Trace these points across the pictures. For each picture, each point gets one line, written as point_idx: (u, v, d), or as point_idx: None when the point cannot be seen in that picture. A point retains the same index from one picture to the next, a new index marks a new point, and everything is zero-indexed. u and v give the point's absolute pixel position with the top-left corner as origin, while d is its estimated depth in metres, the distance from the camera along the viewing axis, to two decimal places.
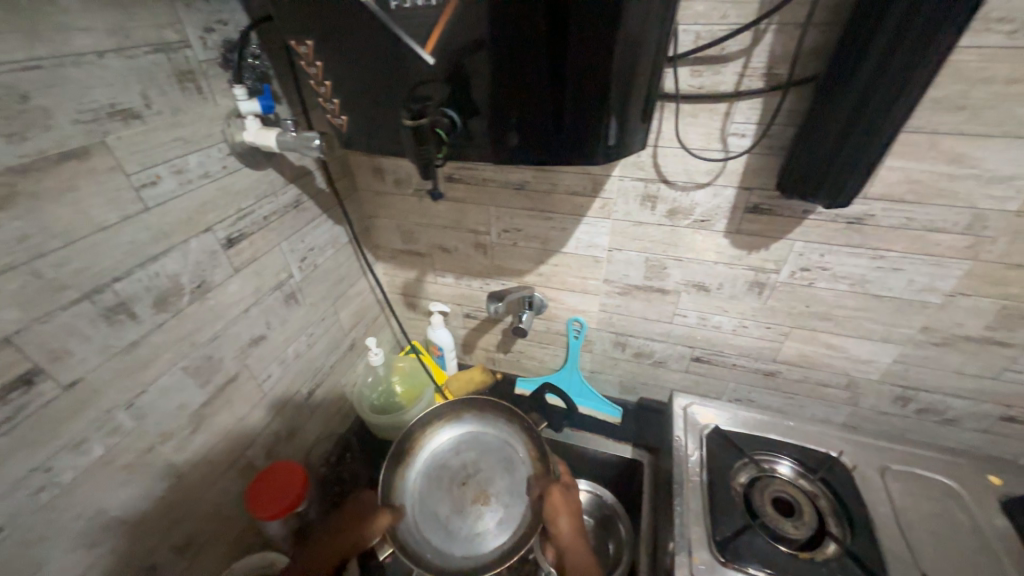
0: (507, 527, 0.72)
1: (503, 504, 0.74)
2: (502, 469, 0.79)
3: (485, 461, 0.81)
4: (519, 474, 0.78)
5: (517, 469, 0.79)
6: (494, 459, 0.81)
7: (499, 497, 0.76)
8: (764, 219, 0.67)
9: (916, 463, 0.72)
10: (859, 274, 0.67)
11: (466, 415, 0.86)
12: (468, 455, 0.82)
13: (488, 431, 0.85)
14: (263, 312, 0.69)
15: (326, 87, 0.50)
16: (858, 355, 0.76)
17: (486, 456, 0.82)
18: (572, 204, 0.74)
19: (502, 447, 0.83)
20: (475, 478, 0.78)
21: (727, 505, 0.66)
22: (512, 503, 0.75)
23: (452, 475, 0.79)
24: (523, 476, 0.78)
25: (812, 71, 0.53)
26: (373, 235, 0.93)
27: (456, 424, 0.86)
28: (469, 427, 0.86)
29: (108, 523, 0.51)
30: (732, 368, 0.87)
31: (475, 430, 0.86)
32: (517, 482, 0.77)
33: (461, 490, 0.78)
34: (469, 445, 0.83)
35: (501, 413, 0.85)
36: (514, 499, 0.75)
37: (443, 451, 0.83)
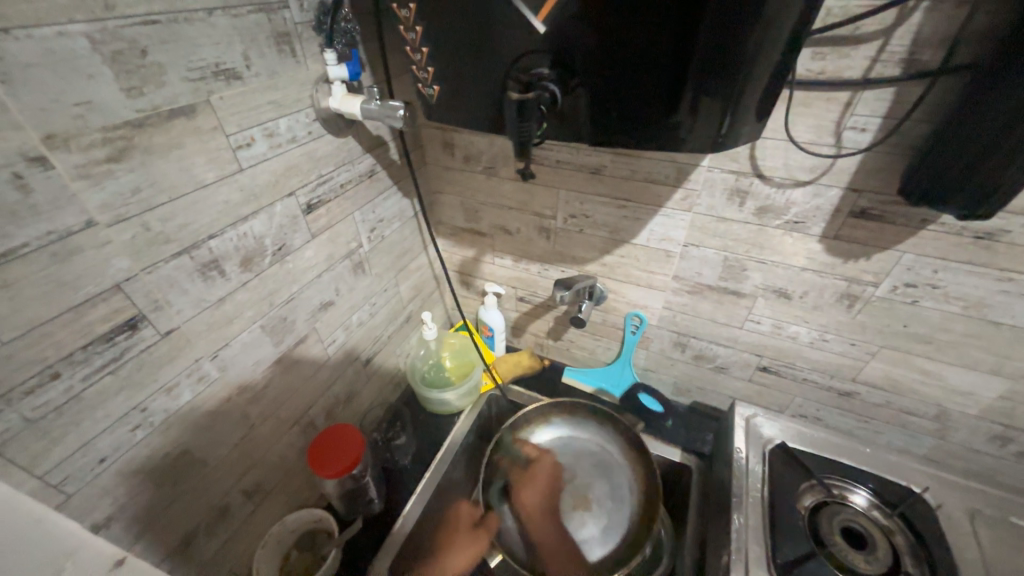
0: (614, 533, 0.73)
1: (606, 509, 0.76)
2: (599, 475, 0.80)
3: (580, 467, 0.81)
4: (616, 480, 0.79)
5: (613, 472, 0.80)
6: (587, 464, 0.82)
7: (599, 503, 0.77)
8: (870, 226, 0.60)
9: (1013, 511, 0.65)
10: (977, 296, 0.60)
11: (556, 419, 0.87)
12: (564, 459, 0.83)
13: (579, 436, 0.86)
14: (333, 278, 0.71)
15: (421, 54, 0.48)
16: (957, 386, 0.69)
17: (581, 460, 0.83)
18: (650, 193, 0.70)
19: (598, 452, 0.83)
20: (577, 481, 0.79)
21: (791, 528, 0.62)
22: (613, 507, 0.76)
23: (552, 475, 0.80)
24: (621, 482, 0.79)
25: (969, 58, 0.46)
26: (437, 210, 0.93)
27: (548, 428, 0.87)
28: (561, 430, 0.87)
29: (191, 463, 0.55)
30: (802, 382, 0.81)
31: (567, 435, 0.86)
32: (615, 487, 0.78)
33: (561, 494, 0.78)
34: (565, 449, 0.84)
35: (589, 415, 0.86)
36: (616, 502, 0.77)
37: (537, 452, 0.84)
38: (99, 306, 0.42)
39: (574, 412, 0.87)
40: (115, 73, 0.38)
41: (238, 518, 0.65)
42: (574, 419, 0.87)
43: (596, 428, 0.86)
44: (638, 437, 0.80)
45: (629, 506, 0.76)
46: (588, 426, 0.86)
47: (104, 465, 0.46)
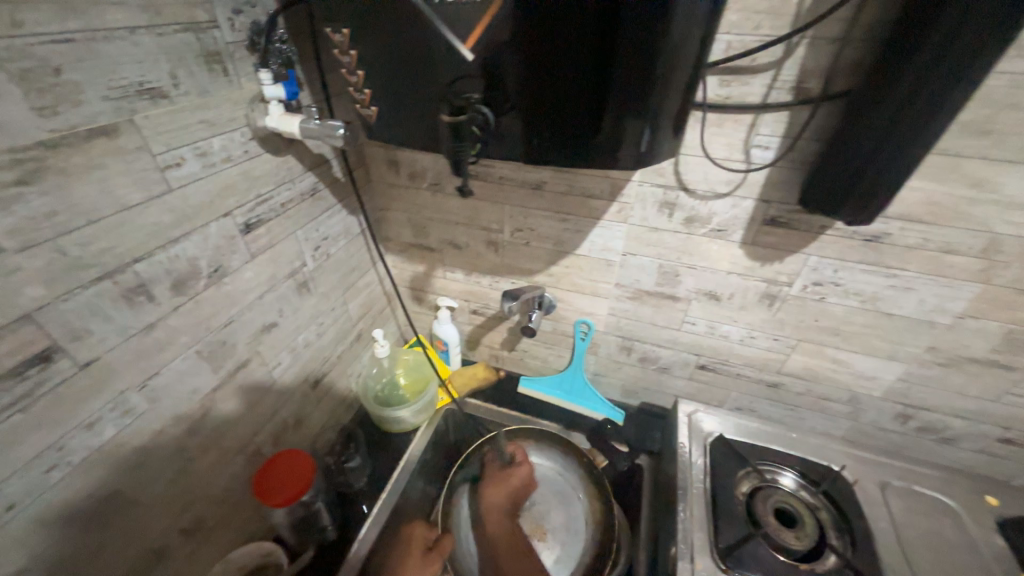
0: (565, 564, 0.75)
1: (561, 541, 0.78)
2: (558, 505, 0.83)
3: (540, 498, 0.84)
4: (574, 511, 0.82)
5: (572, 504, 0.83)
6: (548, 493, 0.85)
7: (555, 533, 0.79)
8: (780, 232, 0.67)
9: (916, 480, 0.73)
10: (871, 291, 0.68)
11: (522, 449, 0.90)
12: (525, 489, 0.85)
13: (543, 466, 0.88)
14: (276, 299, 0.69)
15: (358, 77, 0.49)
16: (863, 371, 0.77)
17: (542, 489, 0.85)
18: (588, 207, 0.75)
19: (560, 482, 0.86)
20: (535, 509, 0.83)
21: (730, 513, 0.67)
22: (567, 538, 0.79)
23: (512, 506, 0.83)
24: (577, 513, 0.82)
25: (843, 86, 0.53)
26: (384, 227, 0.93)
27: None
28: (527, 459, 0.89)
29: (118, 504, 0.51)
30: (736, 377, 0.88)
31: (532, 464, 0.89)
32: (571, 517, 0.81)
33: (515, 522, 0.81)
34: None
35: (556, 444, 0.88)
36: (570, 533, 0.79)
37: None
38: (5, 339, 0.39)
39: (540, 442, 0.90)
40: (24, 91, 0.37)
41: (175, 561, 0.60)
42: (538, 448, 0.90)
43: (558, 457, 0.88)
44: (596, 468, 0.83)
45: (582, 537, 0.79)
46: (552, 456, 0.89)
47: (13, 513, 0.42)
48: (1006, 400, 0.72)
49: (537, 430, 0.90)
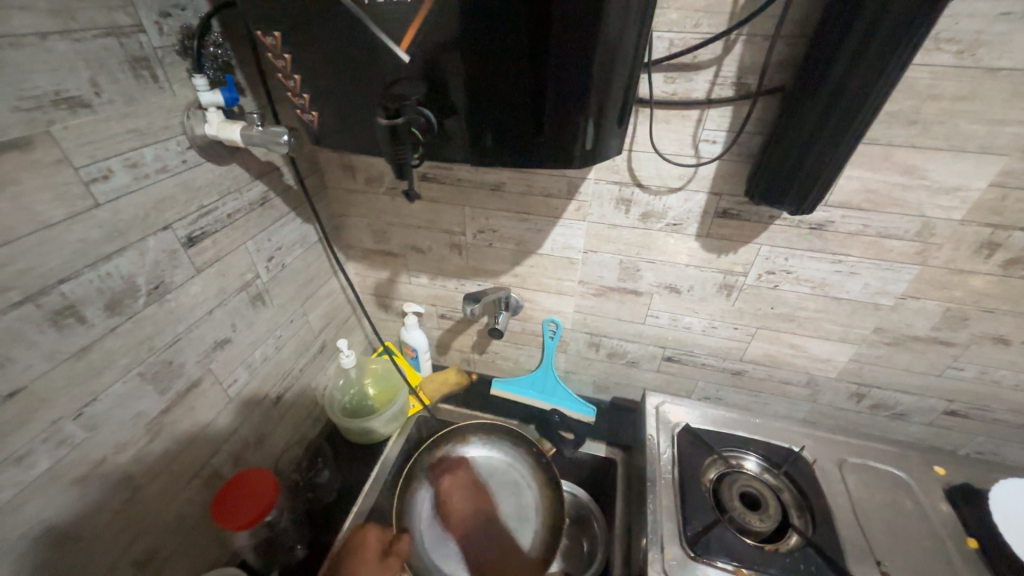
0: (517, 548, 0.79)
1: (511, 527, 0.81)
2: (507, 494, 0.85)
3: (491, 487, 0.86)
4: (524, 499, 0.84)
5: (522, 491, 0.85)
6: (498, 483, 0.87)
7: (506, 520, 0.82)
8: (733, 224, 0.69)
9: (870, 455, 0.76)
10: (820, 277, 0.71)
11: (473, 442, 0.90)
12: (478, 480, 0.87)
13: (493, 457, 0.89)
14: (228, 314, 0.66)
15: (295, 81, 0.47)
16: (818, 354, 0.80)
17: (495, 479, 0.87)
18: (547, 205, 0.75)
19: (508, 472, 0.87)
20: (487, 498, 0.85)
21: (698, 501, 0.68)
22: (517, 526, 0.82)
23: (465, 497, 0.85)
24: (528, 501, 0.84)
25: (779, 82, 0.55)
26: (344, 233, 0.91)
27: (463, 451, 0.89)
28: (476, 451, 0.90)
29: (56, 541, 0.48)
30: (701, 367, 0.90)
31: (482, 456, 0.89)
32: (521, 506, 0.84)
33: (468, 512, 0.83)
34: (477, 470, 0.88)
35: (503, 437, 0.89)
36: (520, 521, 0.82)
37: (449, 475, 0.87)
38: None
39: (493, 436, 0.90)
40: None
41: None
42: (491, 441, 0.90)
43: (509, 449, 0.89)
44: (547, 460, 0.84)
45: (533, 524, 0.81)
46: (505, 448, 0.89)
47: None
48: (948, 374, 0.76)
49: (506, 434, 0.89)
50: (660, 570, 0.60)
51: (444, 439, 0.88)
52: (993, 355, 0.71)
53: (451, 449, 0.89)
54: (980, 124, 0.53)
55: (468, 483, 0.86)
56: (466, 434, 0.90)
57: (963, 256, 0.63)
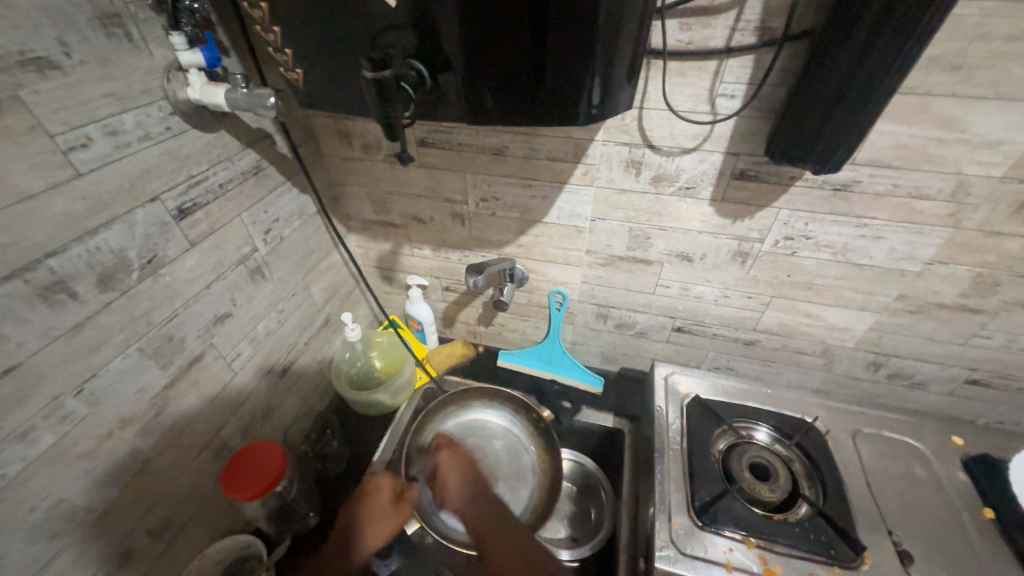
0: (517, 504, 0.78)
1: (511, 487, 0.81)
2: (506, 455, 0.85)
3: (490, 448, 0.86)
4: (522, 461, 0.84)
5: (521, 453, 0.85)
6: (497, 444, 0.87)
7: (506, 480, 0.82)
8: (750, 186, 0.65)
9: (885, 426, 0.74)
10: (842, 242, 0.67)
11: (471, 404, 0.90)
12: (477, 439, 0.87)
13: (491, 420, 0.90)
14: (227, 288, 0.65)
15: (275, 34, 0.44)
16: (835, 323, 0.77)
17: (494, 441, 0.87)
18: (552, 170, 0.71)
19: (506, 435, 0.88)
20: (488, 458, 0.84)
21: (707, 471, 0.67)
22: (516, 483, 0.82)
23: (466, 457, 0.84)
24: (527, 461, 0.84)
25: (807, 26, 0.50)
26: (343, 204, 0.88)
27: (462, 412, 0.90)
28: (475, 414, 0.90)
29: (69, 513, 0.49)
30: (712, 338, 0.87)
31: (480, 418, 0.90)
32: (520, 466, 0.84)
33: None
34: (476, 432, 0.88)
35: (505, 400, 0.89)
36: (520, 478, 0.82)
37: (450, 435, 0.87)
38: None
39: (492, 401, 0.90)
40: None
41: (145, 561, 0.59)
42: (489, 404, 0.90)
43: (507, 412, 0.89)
44: (547, 424, 0.84)
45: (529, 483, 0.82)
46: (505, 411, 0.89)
47: None
48: (974, 343, 0.73)
49: (507, 400, 0.89)
50: (667, 539, 0.60)
51: (449, 400, 0.88)
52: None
53: (452, 410, 0.89)
54: None
55: (468, 444, 0.86)
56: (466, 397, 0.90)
57: (1000, 217, 0.59)
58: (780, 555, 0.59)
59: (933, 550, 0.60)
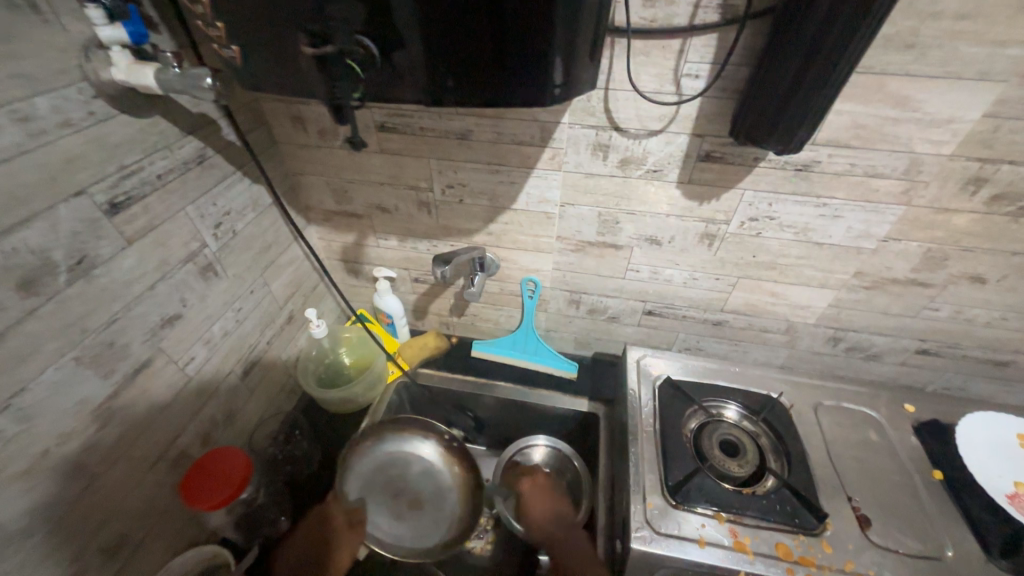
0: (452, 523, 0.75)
1: (439, 506, 0.77)
2: (427, 476, 0.79)
3: (408, 472, 0.79)
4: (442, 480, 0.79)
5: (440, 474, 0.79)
6: (414, 468, 0.80)
7: (431, 499, 0.77)
8: (716, 168, 0.65)
9: (844, 397, 0.78)
10: (803, 222, 0.68)
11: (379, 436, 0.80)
12: (392, 468, 0.79)
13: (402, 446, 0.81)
14: (174, 287, 0.60)
15: (205, 6, 0.40)
16: (798, 301, 0.79)
17: (411, 468, 0.79)
18: (518, 155, 0.69)
19: (420, 458, 0.80)
20: (406, 487, 0.77)
21: (679, 451, 0.68)
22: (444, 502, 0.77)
23: (383, 489, 0.76)
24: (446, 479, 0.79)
25: (768, 4, 0.50)
26: (301, 195, 0.84)
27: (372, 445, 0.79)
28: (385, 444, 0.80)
29: (3, 539, 0.45)
30: (682, 319, 0.88)
31: (390, 447, 0.80)
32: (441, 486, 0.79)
33: (396, 500, 0.76)
34: (389, 461, 0.79)
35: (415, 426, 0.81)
36: (443, 501, 0.77)
37: (365, 470, 0.77)
38: None
39: (404, 430, 0.81)
40: None
41: None
42: (400, 435, 0.81)
43: (419, 439, 0.81)
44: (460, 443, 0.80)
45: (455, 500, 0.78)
46: (418, 439, 0.81)
47: None
48: (923, 315, 0.76)
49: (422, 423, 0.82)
50: (642, 519, 0.61)
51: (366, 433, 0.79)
52: (968, 294, 0.72)
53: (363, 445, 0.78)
54: (981, 47, 0.49)
55: (382, 476, 0.78)
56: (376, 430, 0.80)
57: (949, 194, 0.61)
58: (749, 527, 0.60)
59: (890, 512, 0.63)
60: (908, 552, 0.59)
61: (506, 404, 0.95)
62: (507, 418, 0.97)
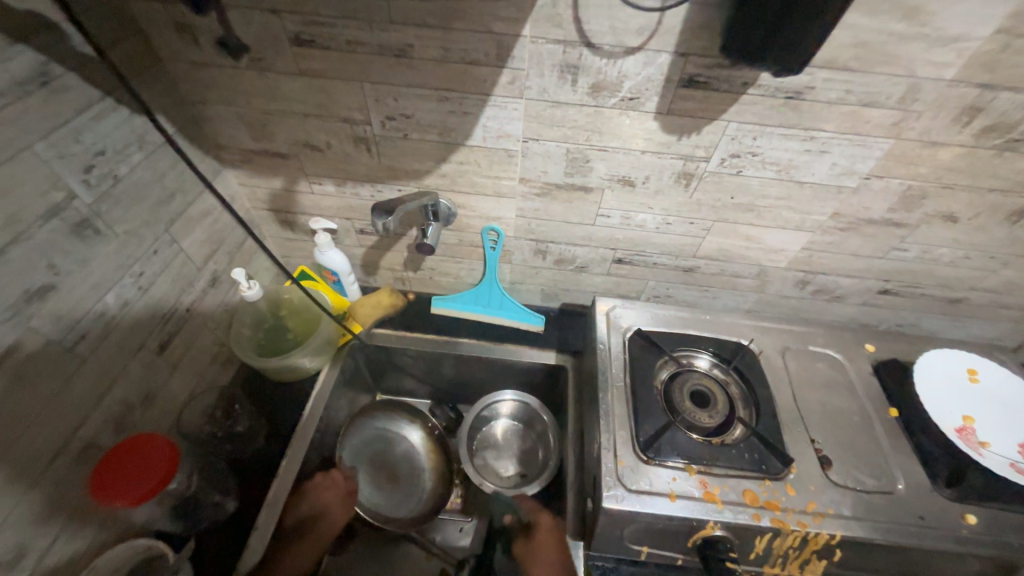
0: (417, 499, 0.86)
1: (411, 484, 0.87)
2: (407, 456, 0.89)
3: (391, 453, 0.89)
4: (418, 462, 0.89)
5: (418, 456, 0.89)
6: (398, 448, 0.89)
7: (406, 478, 0.87)
8: (699, 95, 0.56)
9: (811, 342, 0.77)
10: (787, 159, 0.62)
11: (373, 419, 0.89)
12: (380, 445, 0.89)
13: (394, 427, 0.90)
14: (38, 251, 0.47)
15: None
16: (772, 245, 0.76)
17: (395, 447, 0.89)
18: (470, 78, 0.58)
19: (405, 441, 0.90)
20: (390, 462, 0.88)
21: (650, 405, 0.66)
22: (415, 480, 0.88)
23: (371, 459, 0.87)
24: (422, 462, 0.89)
25: None
26: (208, 130, 0.69)
27: (366, 424, 0.88)
28: (377, 423, 0.89)
29: None
30: (653, 267, 0.84)
31: (381, 426, 0.89)
32: (418, 466, 0.89)
33: (377, 472, 0.87)
34: (379, 436, 0.89)
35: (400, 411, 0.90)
36: (415, 480, 0.87)
37: (357, 442, 0.87)
38: None
39: (395, 412, 0.90)
40: None
41: None
42: (391, 419, 0.90)
43: (408, 425, 0.90)
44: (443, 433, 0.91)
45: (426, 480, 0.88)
46: (405, 422, 0.90)
47: None
48: (891, 256, 0.75)
49: (405, 411, 0.90)
50: (614, 479, 0.59)
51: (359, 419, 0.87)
52: (938, 234, 0.70)
53: (355, 425, 0.86)
54: None
55: (372, 448, 0.88)
56: (372, 410, 0.89)
57: (940, 126, 0.56)
58: (718, 476, 0.60)
59: (849, 452, 0.64)
60: (864, 488, 0.61)
61: (471, 362, 0.90)
62: (473, 375, 0.93)
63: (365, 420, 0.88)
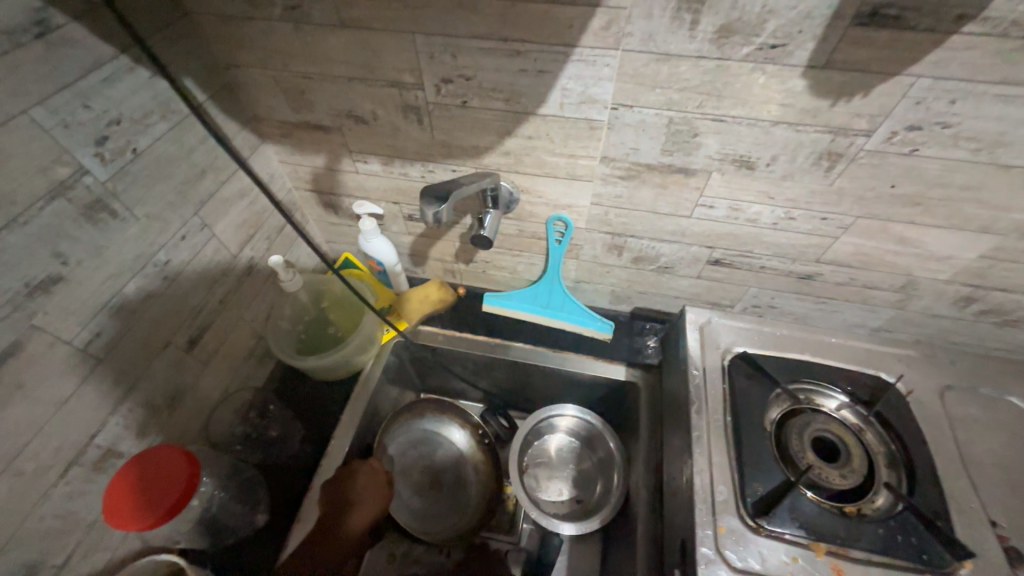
0: (460, 515, 0.76)
1: (455, 496, 0.77)
2: (453, 463, 0.79)
3: (436, 459, 0.79)
4: (465, 472, 0.78)
5: (465, 465, 0.79)
6: (444, 453, 0.79)
7: (451, 489, 0.77)
8: (881, 39, 0.39)
9: (979, 381, 0.58)
10: (996, 132, 0.44)
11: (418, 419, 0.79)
12: (425, 448, 0.79)
13: (441, 430, 0.80)
14: (42, 235, 0.41)
15: None
16: (936, 251, 0.57)
17: (441, 452, 0.79)
18: (550, 23, 0.44)
19: (452, 446, 0.80)
20: (434, 468, 0.78)
21: (762, 453, 0.51)
22: (460, 493, 0.77)
23: (415, 462, 0.78)
24: (468, 473, 0.78)
25: None
26: (244, 98, 0.61)
27: (412, 424, 0.79)
28: (423, 424, 0.80)
29: None
30: (758, 271, 0.67)
31: (427, 428, 0.80)
32: (464, 477, 0.78)
33: (420, 477, 0.78)
34: (425, 439, 0.80)
35: (444, 412, 0.80)
36: (460, 492, 0.77)
37: (401, 442, 0.78)
38: None
39: (444, 413, 0.80)
40: None
41: None
42: (437, 421, 0.80)
43: (456, 430, 0.80)
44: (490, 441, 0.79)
45: (471, 494, 0.77)
46: (454, 425, 0.80)
47: None
48: None
49: (454, 418, 0.80)
50: (712, 549, 0.46)
51: (402, 417, 0.78)
52: None
53: (397, 423, 0.78)
54: None
55: (417, 450, 0.79)
56: (418, 410, 0.80)
57: None
58: (856, 562, 0.45)
59: None
60: None
61: (526, 370, 0.79)
62: (526, 384, 0.81)
63: (410, 419, 0.79)
